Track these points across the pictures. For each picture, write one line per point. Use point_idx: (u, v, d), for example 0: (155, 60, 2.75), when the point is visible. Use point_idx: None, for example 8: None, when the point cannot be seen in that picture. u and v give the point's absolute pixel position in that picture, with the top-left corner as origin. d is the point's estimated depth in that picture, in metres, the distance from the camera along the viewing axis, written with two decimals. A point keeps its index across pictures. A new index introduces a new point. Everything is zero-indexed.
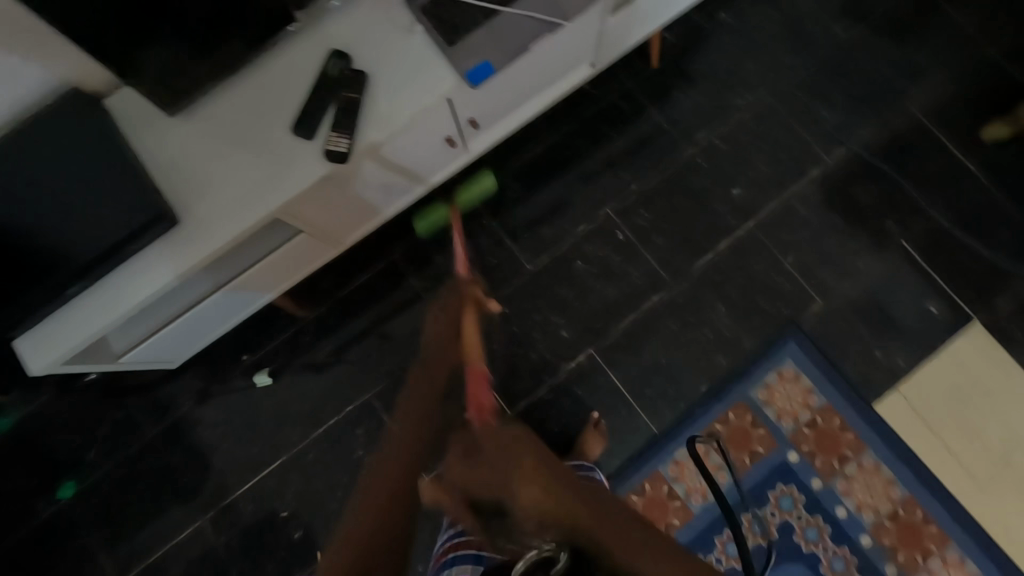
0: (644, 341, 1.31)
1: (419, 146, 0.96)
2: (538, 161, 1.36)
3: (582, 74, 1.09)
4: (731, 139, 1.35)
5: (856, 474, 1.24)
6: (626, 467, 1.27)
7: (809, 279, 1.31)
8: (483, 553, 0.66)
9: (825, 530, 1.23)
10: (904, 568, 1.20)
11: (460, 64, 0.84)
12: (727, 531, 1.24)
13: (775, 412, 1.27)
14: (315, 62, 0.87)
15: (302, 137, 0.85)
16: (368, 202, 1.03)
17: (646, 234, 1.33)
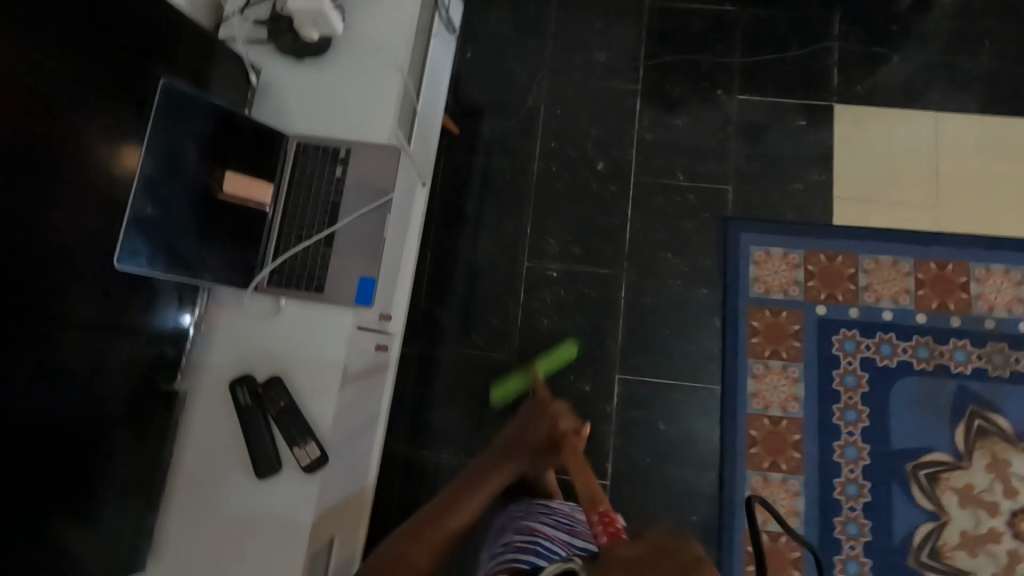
0: (641, 331, 1.34)
1: (365, 376, 0.91)
2: (443, 280, 1.40)
3: (422, 195, 1.14)
4: (560, 137, 1.45)
5: (870, 279, 1.32)
6: (726, 432, 1.28)
7: (705, 180, 1.39)
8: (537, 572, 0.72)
9: (892, 338, 1.29)
10: (961, 311, 1.30)
11: (342, 295, 0.80)
12: (836, 405, 1.27)
13: (779, 291, 1.33)
14: (224, 404, 0.81)
15: (273, 475, 0.77)
16: (364, 452, 0.95)
17: (569, 256, 1.39)
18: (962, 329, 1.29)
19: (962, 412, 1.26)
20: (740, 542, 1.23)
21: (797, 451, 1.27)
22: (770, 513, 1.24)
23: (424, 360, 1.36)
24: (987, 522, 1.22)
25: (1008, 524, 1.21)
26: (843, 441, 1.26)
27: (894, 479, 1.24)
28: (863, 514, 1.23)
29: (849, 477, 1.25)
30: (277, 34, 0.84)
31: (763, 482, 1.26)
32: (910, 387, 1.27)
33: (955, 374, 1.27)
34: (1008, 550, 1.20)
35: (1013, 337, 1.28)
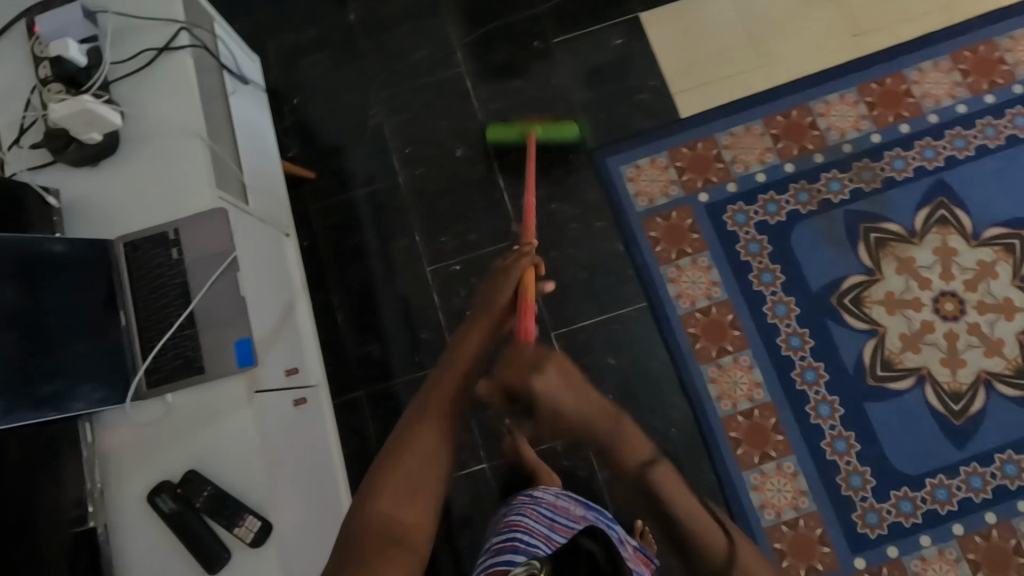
0: (558, 284, 1.36)
1: (290, 433, 0.89)
2: (359, 319, 1.39)
3: (291, 245, 1.13)
4: (412, 141, 1.46)
5: (733, 152, 1.39)
6: (668, 340, 1.32)
7: (557, 125, 1.43)
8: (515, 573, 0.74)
9: (773, 195, 1.37)
10: (820, 146, 1.39)
11: (225, 365, 0.79)
12: (751, 274, 1.34)
13: (661, 196, 1.38)
14: (150, 521, 0.76)
15: (227, 564, 0.74)
16: (323, 506, 0.94)
17: (466, 245, 1.40)
18: (827, 162, 1.38)
19: (858, 232, 1.34)
20: (722, 431, 1.28)
21: (736, 329, 1.32)
22: (737, 395, 1.29)
23: (373, 400, 1.35)
24: (918, 318, 1.30)
25: (935, 311, 1.30)
26: (770, 302, 1.32)
27: (827, 316, 1.31)
28: (815, 358, 1.29)
29: (790, 331, 1.31)
30: (60, 150, 0.83)
31: (719, 370, 1.30)
32: (806, 230, 1.35)
33: (838, 203, 1.36)
34: (945, 334, 1.29)
35: (871, 150, 1.38)
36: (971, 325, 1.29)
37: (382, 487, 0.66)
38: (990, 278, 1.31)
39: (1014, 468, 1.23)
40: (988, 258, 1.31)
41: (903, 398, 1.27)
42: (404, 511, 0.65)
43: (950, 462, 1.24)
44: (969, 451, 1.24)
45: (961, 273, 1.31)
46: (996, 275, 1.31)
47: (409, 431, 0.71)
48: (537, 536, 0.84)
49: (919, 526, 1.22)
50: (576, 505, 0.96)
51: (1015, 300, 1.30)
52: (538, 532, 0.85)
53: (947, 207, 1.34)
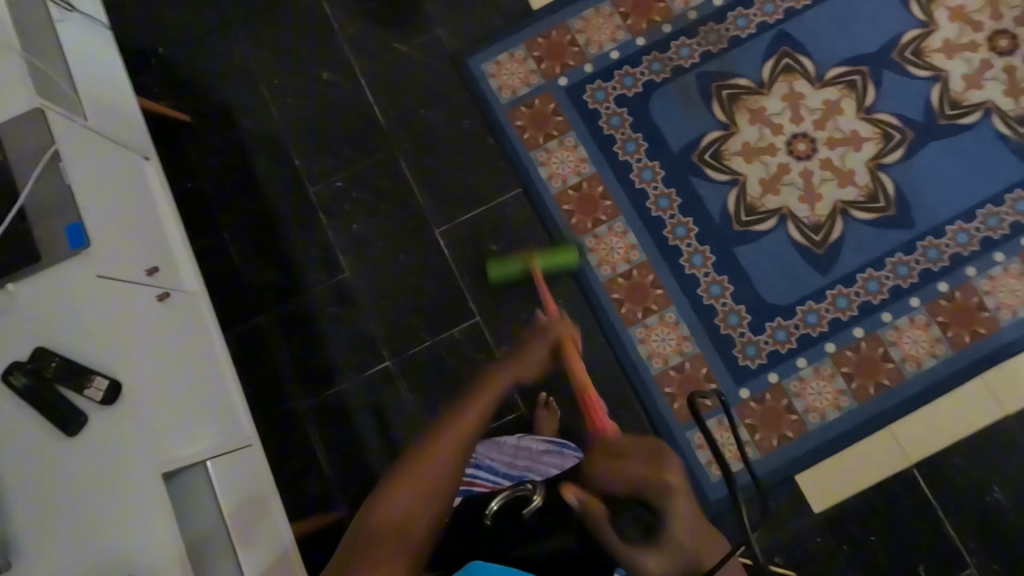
0: (437, 185, 1.42)
1: (152, 322, 0.94)
2: (251, 247, 1.43)
3: (152, 168, 1.17)
4: (279, 72, 1.49)
5: (586, 36, 1.45)
6: (546, 220, 1.38)
7: (416, 35, 1.48)
8: (474, 488, 0.92)
9: (628, 70, 1.43)
10: (667, 16, 1.44)
11: (63, 251, 0.84)
12: (616, 145, 1.40)
13: (523, 87, 1.44)
14: (6, 400, 0.80)
15: (86, 425, 0.79)
16: (200, 392, 0.99)
17: (344, 162, 1.44)
18: (675, 30, 1.44)
19: (710, 92, 1.41)
20: (605, 295, 1.35)
21: (607, 200, 1.38)
22: (615, 259, 1.36)
23: (273, 321, 1.40)
24: (774, 162, 1.37)
25: (789, 154, 1.37)
26: (636, 169, 1.39)
27: (690, 173, 1.38)
28: (683, 215, 1.37)
29: (657, 194, 1.38)
30: None
31: (596, 240, 1.37)
32: (662, 98, 1.41)
33: (690, 67, 1.42)
34: (800, 172, 1.37)
35: (715, 13, 1.44)
36: (823, 161, 1.37)
37: (399, 500, 0.66)
38: (836, 115, 1.38)
39: (875, 284, 1.32)
40: (833, 97, 1.39)
41: (769, 237, 1.34)
42: (415, 518, 0.65)
43: (816, 289, 1.32)
44: (833, 276, 1.32)
45: (810, 114, 1.39)
46: (842, 112, 1.38)
47: (439, 433, 0.71)
48: (499, 463, 1.00)
49: (795, 351, 1.31)
50: (541, 443, 1.07)
51: (861, 132, 1.37)
52: (500, 460, 1.01)
53: (790, 56, 1.41)
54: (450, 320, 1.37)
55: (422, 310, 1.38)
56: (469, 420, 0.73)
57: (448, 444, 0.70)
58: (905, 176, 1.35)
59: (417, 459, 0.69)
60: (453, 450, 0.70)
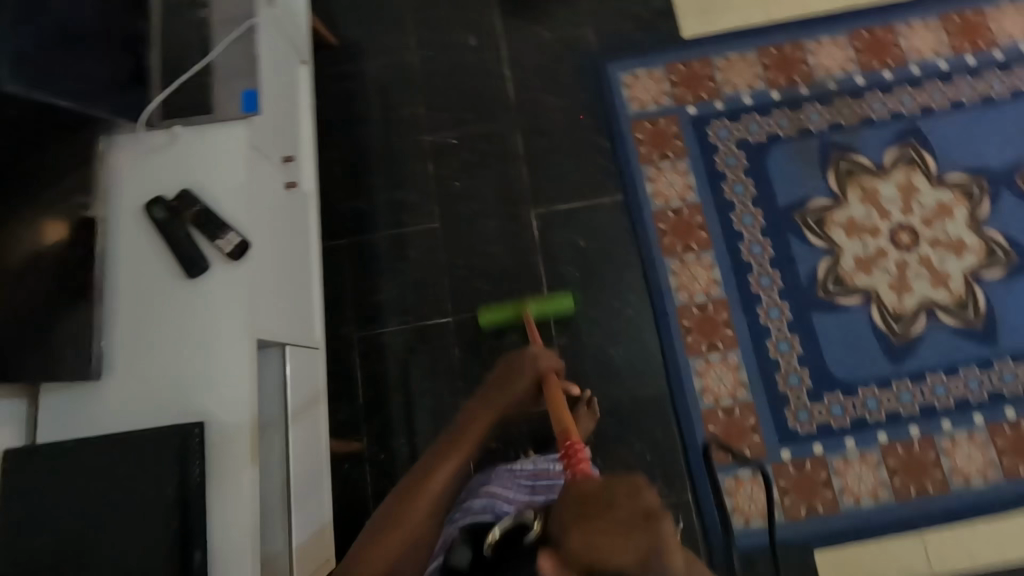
0: (544, 170, 1.46)
1: (276, 202, 0.98)
2: (355, 174, 1.48)
3: (304, 72, 1.23)
4: (430, 25, 1.56)
5: (726, 75, 1.49)
6: (638, 233, 1.41)
7: (566, 29, 1.54)
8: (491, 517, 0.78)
9: (756, 118, 1.46)
10: (806, 80, 1.48)
11: (231, 110, 0.89)
12: (724, 183, 1.43)
13: (652, 104, 1.48)
14: (142, 228, 0.85)
15: (203, 272, 0.83)
16: (294, 282, 1.02)
17: (465, 123, 1.49)
18: (810, 94, 1.47)
19: (829, 160, 1.43)
20: (674, 320, 1.36)
21: (703, 231, 1.41)
22: (695, 289, 1.38)
23: (354, 248, 1.44)
24: (874, 244, 1.38)
25: (890, 241, 1.38)
26: (738, 210, 1.41)
27: (789, 230, 1.40)
28: (772, 267, 1.38)
29: (752, 240, 1.40)
30: None
31: (681, 265, 1.39)
32: (782, 152, 1.44)
33: (816, 132, 1.45)
34: (897, 261, 1.37)
35: (853, 90, 1.47)
36: (922, 257, 1.37)
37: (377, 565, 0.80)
38: (946, 217, 1.39)
39: (942, 390, 1.31)
40: (947, 200, 1.40)
41: (851, 313, 1.35)
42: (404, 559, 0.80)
43: (884, 377, 1.32)
44: (903, 369, 1.32)
45: (920, 210, 1.40)
46: (952, 216, 1.39)
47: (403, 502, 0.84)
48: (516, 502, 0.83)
49: (847, 429, 1.30)
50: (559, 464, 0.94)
51: (966, 240, 1.38)
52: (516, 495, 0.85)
53: (915, 150, 1.43)
54: (520, 298, 1.39)
55: (497, 280, 1.40)
56: (438, 483, 0.86)
57: (415, 516, 0.83)
58: (1000, 294, 1.34)
59: (386, 527, 0.82)
60: (418, 522, 0.82)
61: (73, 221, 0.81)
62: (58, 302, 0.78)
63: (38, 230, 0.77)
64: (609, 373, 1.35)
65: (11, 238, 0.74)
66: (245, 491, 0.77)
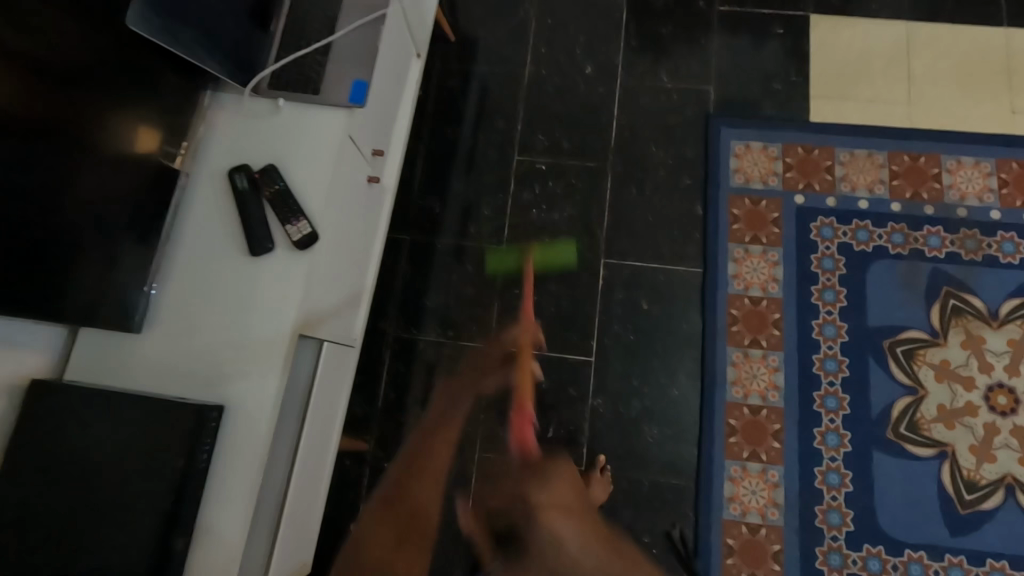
0: (626, 221, 1.39)
1: (355, 195, 0.95)
2: (436, 173, 1.45)
3: (417, 65, 1.20)
4: (550, 44, 1.51)
5: (847, 171, 1.38)
6: (706, 312, 1.32)
7: (688, 81, 1.46)
8: None
9: (868, 226, 1.34)
10: (934, 199, 1.35)
11: (337, 96, 0.86)
12: (814, 285, 1.32)
13: (759, 181, 1.39)
14: (221, 192, 0.84)
15: (266, 253, 0.80)
16: (350, 278, 0.99)
17: (559, 151, 1.44)
18: (934, 216, 1.34)
19: (937, 292, 1.30)
20: (721, 415, 1.26)
21: (777, 329, 1.30)
22: (751, 388, 1.27)
23: (414, 248, 1.40)
24: (964, 397, 1.24)
25: (983, 399, 1.24)
26: (822, 319, 1.30)
27: (872, 355, 1.27)
28: (842, 388, 1.26)
29: (828, 353, 1.28)
30: None
31: (744, 358, 1.29)
32: (886, 270, 1.31)
33: (930, 258, 1.32)
34: (985, 423, 1.22)
35: (985, 224, 1.33)
36: (1016, 426, 1.22)
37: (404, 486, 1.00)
38: None
39: None
40: None
41: (918, 464, 1.21)
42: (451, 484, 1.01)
43: (936, 545, 1.18)
44: (961, 544, 1.17)
45: None
46: None
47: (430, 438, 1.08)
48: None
49: None
50: None
51: None
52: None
53: None
54: (567, 345, 1.33)
55: (547, 320, 1.34)
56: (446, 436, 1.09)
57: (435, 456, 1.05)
58: None
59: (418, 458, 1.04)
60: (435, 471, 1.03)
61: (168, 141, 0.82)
62: (121, 241, 0.76)
63: (128, 131, 0.77)
64: (637, 450, 1.27)
65: (108, 121, 0.75)
66: (243, 492, 0.75)
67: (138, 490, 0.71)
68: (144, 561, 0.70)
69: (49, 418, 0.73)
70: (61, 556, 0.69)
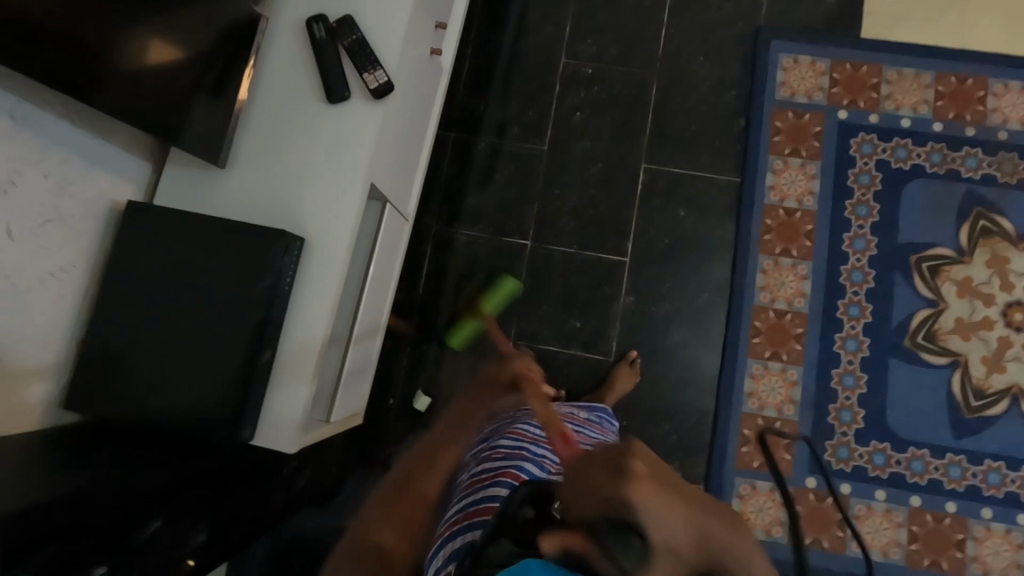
0: (669, 129, 1.40)
1: (420, 62, 0.97)
2: (482, 72, 1.45)
3: None
4: None
5: (892, 90, 1.38)
6: (741, 221, 1.36)
7: None
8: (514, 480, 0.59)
9: (908, 144, 1.36)
10: (976, 122, 1.36)
11: None
12: (848, 199, 1.35)
13: (803, 96, 1.39)
14: (298, 41, 0.86)
15: (342, 100, 0.84)
16: (410, 148, 1.03)
17: (605, 57, 1.44)
18: (974, 137, 1.35)
19: (968, 212, 1.33)
20: (747, 317, 1.32)
21: (808, 240, 1.34)
22: (779, 294, 1.33)
23: (459, 145, 1.43)
24: (983, 311, 1.29)
25: (1001, 314, 1.29)
26: (853, 232, 1.34)
27: (898, 269, 1.32)
28: (866, 299, 1.31)
29: (856, 265, 1.32)
30: None
31: (774, 266, 1.33)
32: (922, 188, 1.34)
33: (966, 179, 1.34)
34: (1000, 336, 1.28)
35: None
36: None
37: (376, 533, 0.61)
38: None
39: (996, 478, 1.24)
40: None
41: (932, 371, 1.28)
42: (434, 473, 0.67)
43: (940, 444, 1.26)
44: (963, 445, 1.25)
45: None
46: None
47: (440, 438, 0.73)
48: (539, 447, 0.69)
49: (880, 481, 1.25)
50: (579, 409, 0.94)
51: None
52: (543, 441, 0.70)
53: None
54: (603, 245, 1.37)
55: (585, 221, 1.38)
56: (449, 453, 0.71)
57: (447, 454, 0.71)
58: None
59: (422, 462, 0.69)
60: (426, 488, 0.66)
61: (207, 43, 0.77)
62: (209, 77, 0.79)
63: (163, 42, 0.71)
64: (665, 345, 1.33)
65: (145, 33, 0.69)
66: (321, 318, 0.81)
67: (227, 308, 0.77)
68: (236, 365, 0.76)
69: (144, 237, 0.79)
70: (166, 362, 0.76)
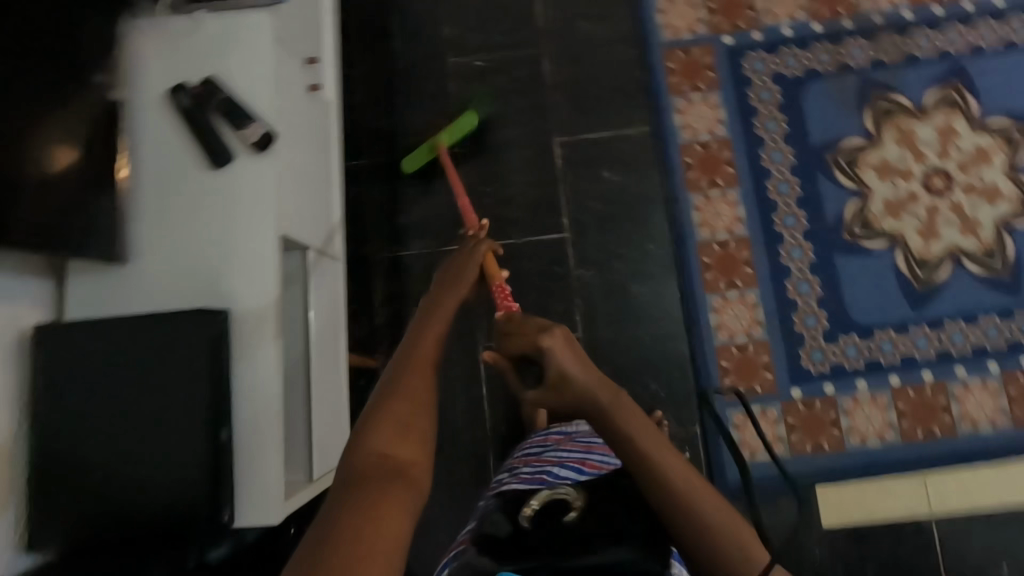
0: (571, 98, 1.42)
1: (299, 102, 0.95)
2: (376, 93, 1.44)
3: None
4: None
5: (766, 4, 1.42)
6: (663, 166, 1.38)
7: None
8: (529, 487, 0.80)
9: (795, 50, 1.40)
10: (851, 12, 1.41)
11: None
12: (755, 117, 1.38)
13: (687, 32, 1.42)
14: (167, 115, 0.84)
15: (228, 161, 0.82)
16: (317, 188, 1.01)
17: (490, 46, 1.44)
18: (852, 28, 1.40)
19: (867, 99, 1.38)
20: (694, 255, 1.35)
21: (730, 167, 1.37)
22: (718, 225, 1.36)
23: (374, 170, 1.41)
24: (906, 187, 1.34)
25: (922, 185, 1.34)
26: (768, 147, 1.37)
27: (819, 169, 1.36)
28: (798, 206, 1.35)
29: (780, 177, 1.36)
30: None
31: (705, 201, 1.36)
32: (819, 88, 1.39)
33: (856, 68, 1.39)
34: (927, 206, 1.34)
35: (900, 25, 1.40)
36: (954, 203, 1.33)
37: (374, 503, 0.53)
38: (983, 164, 1.34)
39: (960, 337, 1.30)
40: (986, 145, 1.35)
41: (876, 256, 1.33)
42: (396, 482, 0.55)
43: (902, 320, 1.31)
44: (923, 315, 1.31)
45: (958, 155, 1.35)
46: (990, 162, 1.34)
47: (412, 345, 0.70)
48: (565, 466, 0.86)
49: (859, 371, 1.30)
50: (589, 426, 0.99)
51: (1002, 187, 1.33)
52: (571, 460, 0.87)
53: (959, 91, 1.37)
54: (541, 227, 1.38)
55: (517, 209, 1.38)
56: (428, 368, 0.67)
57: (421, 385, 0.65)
58: None
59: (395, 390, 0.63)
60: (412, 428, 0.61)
61: (77, 145, 0.76)
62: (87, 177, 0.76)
63: (42, 154, 0.71)
64: (626, 305, 1.35)
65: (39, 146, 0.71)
66: (270, 382, 0.79)
67: (171, 399, 0.75)
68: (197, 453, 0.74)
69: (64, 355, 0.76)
70: (125, 472, 0.74)
